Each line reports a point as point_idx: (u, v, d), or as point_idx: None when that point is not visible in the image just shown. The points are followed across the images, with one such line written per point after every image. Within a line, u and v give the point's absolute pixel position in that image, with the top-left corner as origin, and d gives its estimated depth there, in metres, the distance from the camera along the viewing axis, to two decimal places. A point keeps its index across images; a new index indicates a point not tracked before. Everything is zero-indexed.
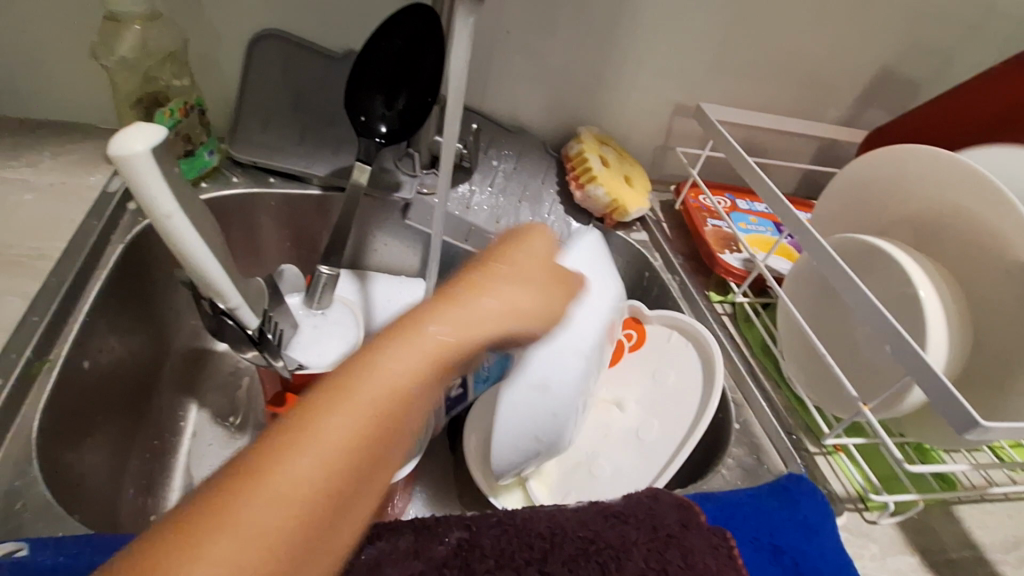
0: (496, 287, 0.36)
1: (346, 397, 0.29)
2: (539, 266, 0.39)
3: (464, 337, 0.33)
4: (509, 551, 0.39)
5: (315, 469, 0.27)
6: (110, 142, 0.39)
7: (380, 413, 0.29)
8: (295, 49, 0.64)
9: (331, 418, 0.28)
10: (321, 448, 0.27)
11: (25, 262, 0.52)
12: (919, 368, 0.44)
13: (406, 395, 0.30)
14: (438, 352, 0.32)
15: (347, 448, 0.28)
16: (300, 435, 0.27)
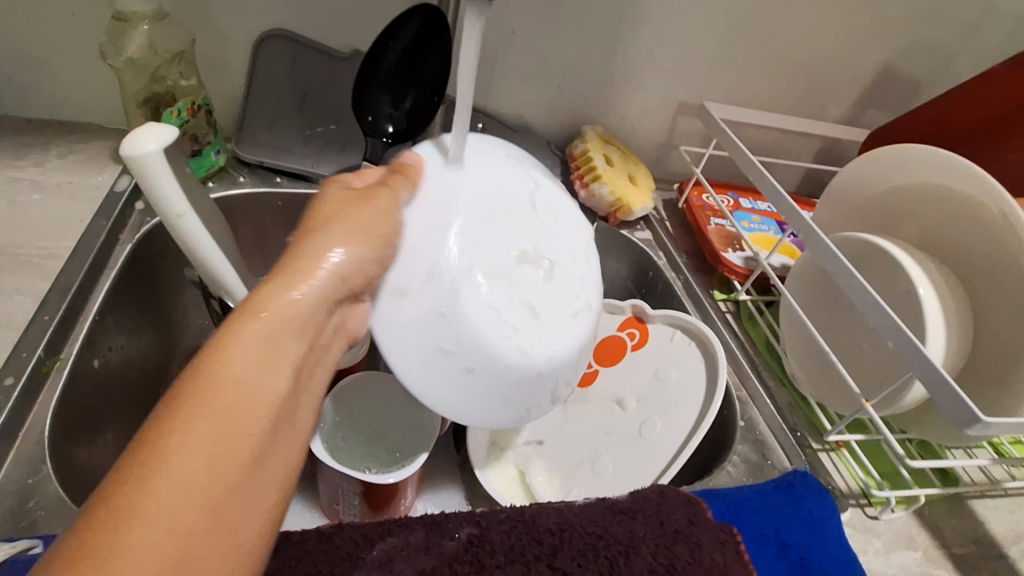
0: (324, 232, 0.36)
1: (203, 404, 0.26)
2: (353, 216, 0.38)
3: (294, 309, 0.31)
4: (519, 547, 0.40)
5: (197, 482, 0.24)
6: (123, 142, 0.40)
7: (235, 404, 0.27)
8: (300, 49, 0.64)
9: (195, 429, 0.25)
10: (186, 461, 0.24)
11: (35, 262, 0.53)
12: (922, 364, 0.44)
13: (255, 376, 0.28)
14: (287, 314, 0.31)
15: (223, 449, 0.25)
16: (159, 461, 0.24)
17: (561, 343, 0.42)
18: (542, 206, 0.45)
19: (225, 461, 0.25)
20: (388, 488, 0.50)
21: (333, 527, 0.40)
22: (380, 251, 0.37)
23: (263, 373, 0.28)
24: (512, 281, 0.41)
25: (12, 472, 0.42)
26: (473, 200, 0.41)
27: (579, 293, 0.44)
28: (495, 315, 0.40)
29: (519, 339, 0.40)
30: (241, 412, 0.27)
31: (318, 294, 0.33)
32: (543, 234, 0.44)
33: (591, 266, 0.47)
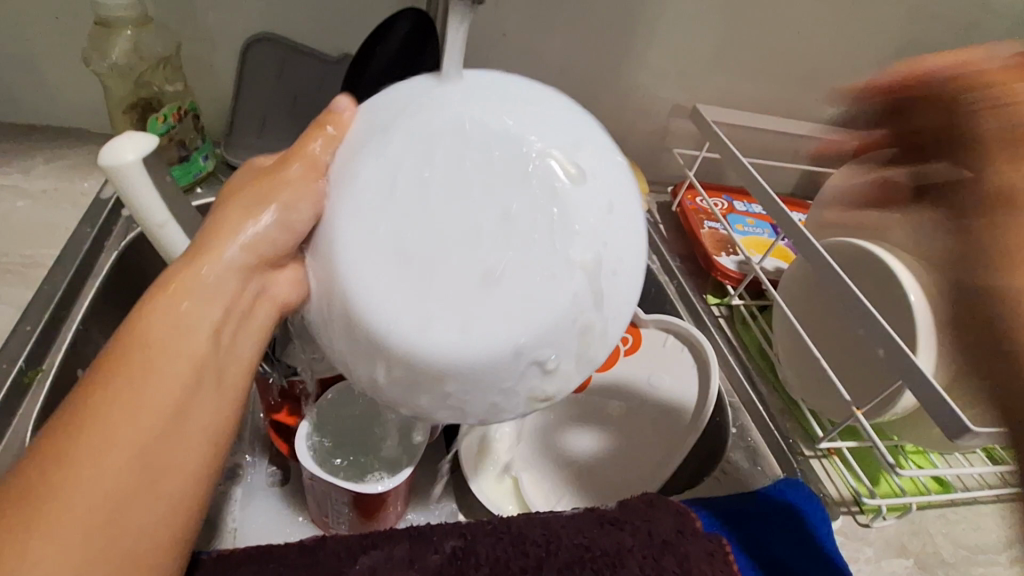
0: (230, 206, 0.37)
1: (105, 394, 0.30)
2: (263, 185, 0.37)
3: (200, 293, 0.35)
4: (504, 560, 0.39)
5: (98, 463, 0.29)
6: (102, 151, 0.39)
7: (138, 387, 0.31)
8: (290, 53, 0.64)
9: (98, 419, 0.30)
10: (95, 441, 0.29)
11: (19, 270, 0.52)
12: (913, 372, 0.44)
13: (156, 359, 0.32)
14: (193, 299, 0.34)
15: (127, 423, 0.30)
16: (66, 450, 0.29)
17: (501, 338, 0.31)
18: (505, 138, 0.32)
19: (125, 442, 0.30)
20: (376, 498, 0.50)
21: (315, 540, 0.39)
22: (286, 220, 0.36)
23: (165, 360, 0.32)
24: (435, 255, 0.31)
25: None
26: (390, 147, 0.32)
27: (540, 267, 0.31)
28: (405, 303, 0.31)
29: (437, 325, 0.31)
30: (140, 396, 0.31)
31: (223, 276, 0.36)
32: (492, 182, 0.31)
33: (576, 227, 0.32)
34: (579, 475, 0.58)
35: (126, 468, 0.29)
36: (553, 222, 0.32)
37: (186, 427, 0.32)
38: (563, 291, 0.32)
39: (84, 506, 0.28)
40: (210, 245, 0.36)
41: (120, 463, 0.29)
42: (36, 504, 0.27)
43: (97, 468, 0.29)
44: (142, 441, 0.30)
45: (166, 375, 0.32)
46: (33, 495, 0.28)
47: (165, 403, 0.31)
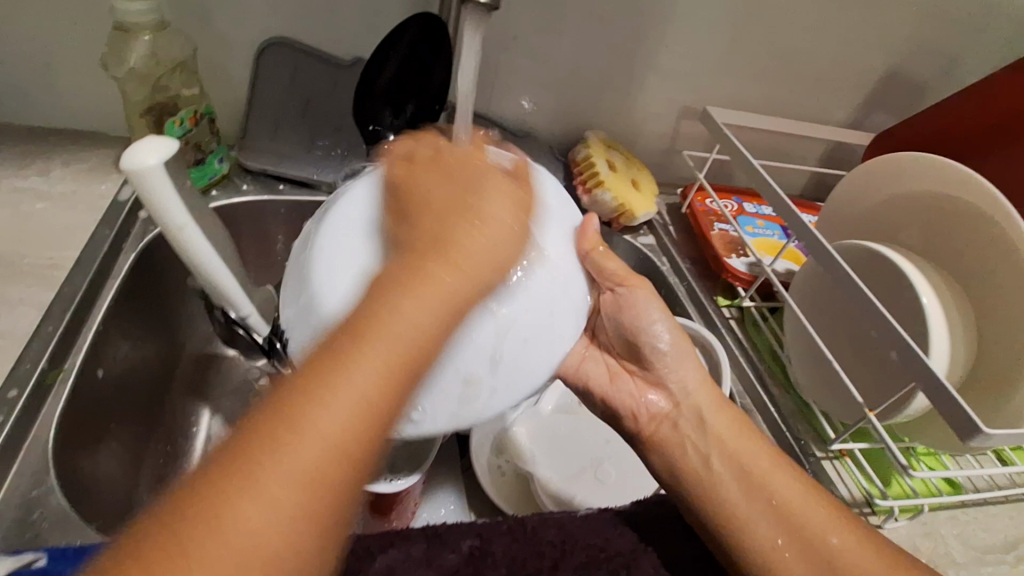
0: (469, 227, 0.34)
1: (345, 355, 0.29)
2: (495, 230, 0.35)
3: (430, 327, 0.31)
4: (522, 558, 0.40)
5: (321, 441, 0.27)
6: (123, 155, 0.40)
7: (359, 423, 0.28)
8: (303, 56, 0.64)
9: (330, 383, 0.28)
10: (298, 471, 0.26)
11: (40, 272, 0.53)
12: (925, 375, 0.44)
13: (381, 401, 0.29)
14: (450, 286, 0.32)
15: (331, 457, 0.27)
16: (299, 405, 0.27)
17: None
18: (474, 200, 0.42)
19: (343, 420, 0.28)
20: (392, 497, 0.50)
21: None
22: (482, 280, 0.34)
23: (385, 362, 0.29)
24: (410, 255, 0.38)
25: (16, 483, 0.42)
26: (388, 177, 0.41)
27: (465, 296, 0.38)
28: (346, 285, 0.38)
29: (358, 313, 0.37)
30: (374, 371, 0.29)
31: (476, 258, 0.34)
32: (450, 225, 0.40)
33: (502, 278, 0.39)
34: (590, 474, 0.57)
35: (339, 455, 0.27)
36: (515, 274, 0.38)
37: (382, 451, 0.29)
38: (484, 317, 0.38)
39: (295, 482, 0.26)
40: (459, 224, 0.34)
41: (335, 448, 0.27)
42: (262, 456, 0.26)
43: (316, 449, 0.27)
44: (362, 426, 0.28)
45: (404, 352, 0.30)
46: (247, 475, 0.26)
47: (342, 457, 0.27)
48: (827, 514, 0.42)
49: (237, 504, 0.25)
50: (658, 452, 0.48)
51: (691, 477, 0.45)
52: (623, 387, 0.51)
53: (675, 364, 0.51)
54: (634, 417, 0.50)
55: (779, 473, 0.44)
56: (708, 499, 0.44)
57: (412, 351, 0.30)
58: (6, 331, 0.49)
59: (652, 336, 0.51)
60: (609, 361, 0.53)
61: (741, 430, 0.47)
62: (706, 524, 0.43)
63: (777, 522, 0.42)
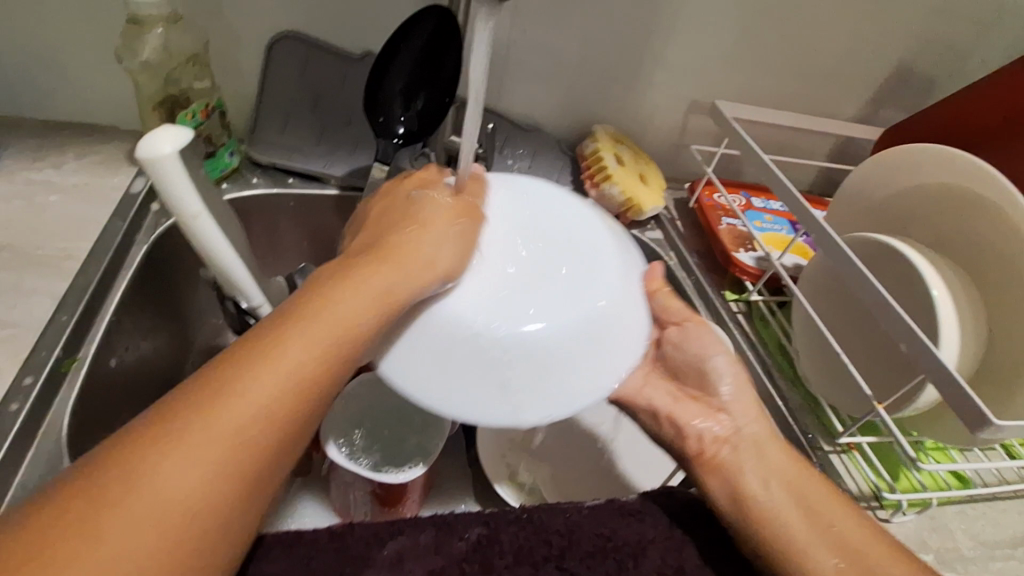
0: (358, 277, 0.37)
1: (230, 377, 0.31)
2: (381, 275, 0.37)
3: (306, 363, 0.33)
4: (527, 548, 0.40)
5: (201, 453, 0.29)
6: (139, 144, 0.40)
7: (235, 439, 0.30)
8: (314, 50, 0.65)
9: (221, 395, 0.31)
10: (177, 475, 0.28)
11: (54, 262, 0.54)
12: (936, 369, 0.44)
13: (261, 425, 0.31)
14: (335, 316, 0.35)
15: (201, 460, 0.29)
16: (188, 415, 0.30)
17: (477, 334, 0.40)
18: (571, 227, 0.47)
19: (223, 440, 0.30)
20: (399, 487, 0.50)
21: (343, 526, 0.40)
22: (367, 319, 0.36)
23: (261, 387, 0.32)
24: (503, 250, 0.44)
25: (31, 469, 0.43)
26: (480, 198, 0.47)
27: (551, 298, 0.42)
28: None
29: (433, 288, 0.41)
30: (260, 396, 0.31)
31: (358, 303, 0.36)
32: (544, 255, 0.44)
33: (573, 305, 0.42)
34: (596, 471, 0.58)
35: (219, 473, 0.29)
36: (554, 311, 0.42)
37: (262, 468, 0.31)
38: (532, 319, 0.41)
39: (175, 489, 0.28)
40: (356, 276, 0.37)
41: (215, 463, 0.29)
42: (145, 464, 0.28)
43: (197, 462, 0.29)
44: (244, 438, 0.30)
45: (290, 375, 0.32)
46: (129, 462, 0.28)
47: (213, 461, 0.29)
48: (885, 547, 0.41)
49: (124, 492, 0.27)
50: (719, 475, 0.46)
51: (754, 502, 0.44)
52: (687, 409, 0.50)
53: (738, 393, 0.51)
54: (698, 440, 0.49)
55: (837, 503, 0.43)
56: (766, 523, 0.42)
57: (300, 377, 0.33)
58: (22, 319, 0.49)
59: (713, 365, 0.52)
60: (673, 388, 0.52)
61: (796, 460, 0.46)
62: (768, 552, 0.42)
63: (838, 548, 0.41)
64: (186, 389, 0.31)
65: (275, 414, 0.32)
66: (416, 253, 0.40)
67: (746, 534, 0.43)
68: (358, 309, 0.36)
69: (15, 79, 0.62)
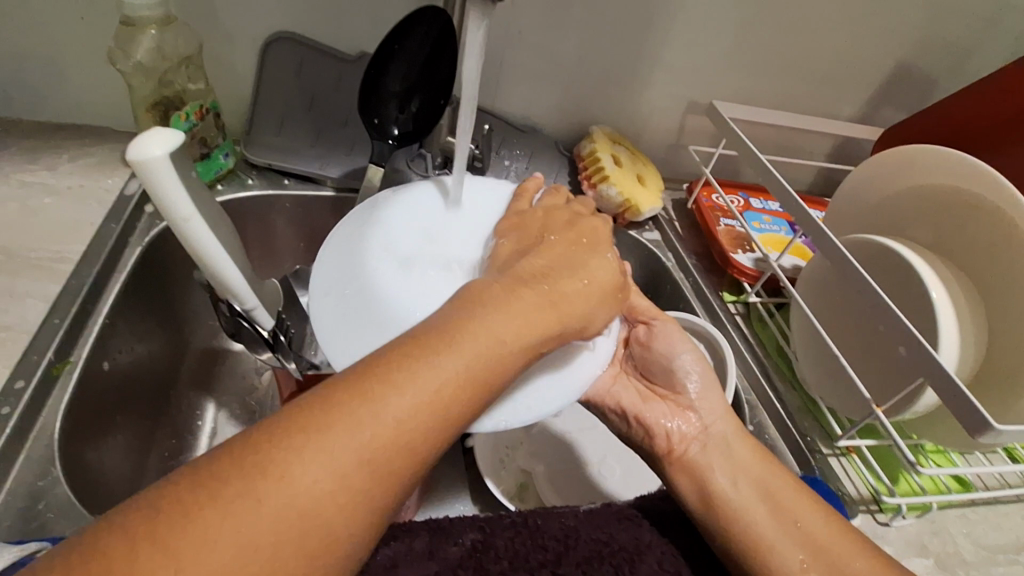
0: (508, 298, 0.33)
1: (371, 397, 0.28)
2: (537, 304, 0.33)
3: (450, 393, 0.29)
4: (523, 553, 0.40)
5: (330, 478, 0.26)
6: (129, 147, 0.40)
7: (365, 469, 0.27)
8: (309, 51, 0.65)
9: (355, 413, 0.27)
10: (297, 500, 0.25)
11: (47, 265, 0.54)
12: (936, 372, 0.43)
13: (393, 457, 0.28)
14: (489, 349, 0.31)
15: (325, 489, 0.26)
16: (321, 428, 0.26)
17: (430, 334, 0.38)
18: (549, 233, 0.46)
19: (355, 468, 0.26)
20: None
21: None
22: (518, 352, 0.32)
23: (396, 419, 0.28)
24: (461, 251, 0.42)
25: (22, 474, 0.42)
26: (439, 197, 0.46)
27: None
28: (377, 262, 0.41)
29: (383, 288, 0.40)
30: (398, 424, 0.28)
31: (511, 331, 0.32)
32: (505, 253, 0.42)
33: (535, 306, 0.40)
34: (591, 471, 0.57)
35: (344, 502, 0.26)
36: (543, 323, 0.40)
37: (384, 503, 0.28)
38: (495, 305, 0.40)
39: (300, 510, 0.25)
40: (509, 299, 0.33)
41: (339, 490, 0.26)
42: (270, 478, 0.25)
43: (326, 488, 0.26)
44: (372, 470, 0.27)
45: (433, 409, 0.29)
46: (256, 476, 0.25)
47: (339, 489, 0.26)
48: (852, 541, 0.41)
49: (250, 504, 0.24)
50: (688, 473, 0.45)
51: (722, 501, 0.43)
52: (656, 408, 0.49)
53: (708, 392, 0.49)
54: (667, 439, 0.47)
55: (802, 500, 0.43)
56: (735, 522, 0.42)
57: (438, 408, 0.29)
58: (14, 323, 0.49)
59: (680, 364, 0.50)
60: (643, 387, 0.51)
61: (765, 459, 0.45)
62: (735, 552, 0.42)
63: (803, 544, 0.41)
64: (319, 405, 0.27)
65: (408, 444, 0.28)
66: (574, 296, 0.35)
67: (712, 532, 0.43)
68: (509, 344, 0.31)
69: (8, 80, 0.62)
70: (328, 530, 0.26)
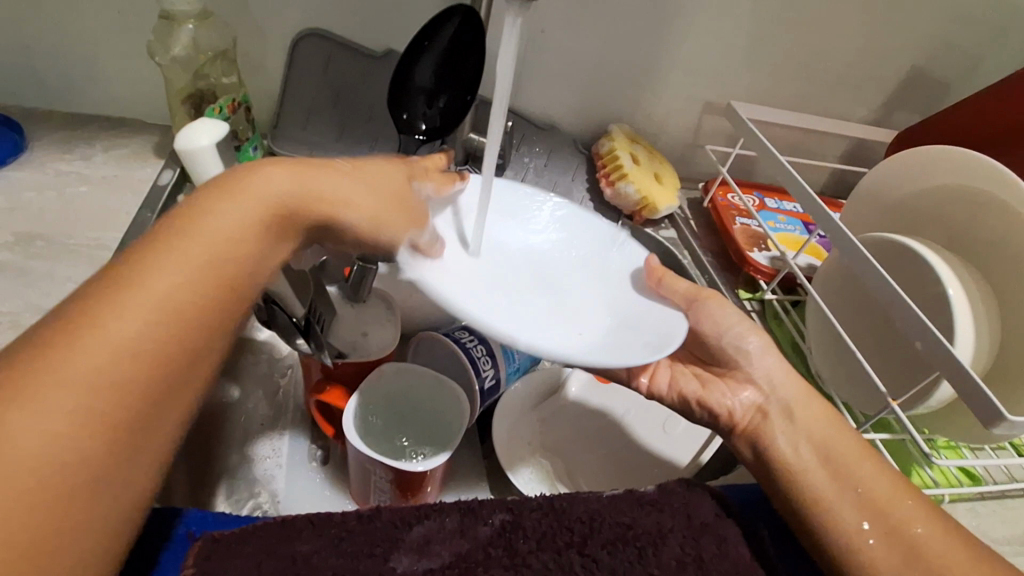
0: (208, 218, 0.37)
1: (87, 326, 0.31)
2: (243, 224, 0.37)
3: (170, 303, 0.33)
4: (550, 534, 0.41)
5: (71, 396, 0.29)
6: (177, 138, 0.42)
7: (107, 391, 0.30)
8: (337, 48, 0.66)
9: (87, 333, 0.31)
10: (36, 428, 0.28)
11: (86, 251, 0.55)
12: (951, 365, 0.45)
13: (132, 369, 0.31)
14: (213, 236, 0.36)
15: (68, 408, 0.29)
16: (54, 347, 0.30)
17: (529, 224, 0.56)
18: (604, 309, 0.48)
19: (92, 400, 0.29)
20: (418, 477, 0.50)
21: (371, 510, 0.41)
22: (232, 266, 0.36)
23: (125, 325, 0.31)
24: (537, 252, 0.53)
25: None
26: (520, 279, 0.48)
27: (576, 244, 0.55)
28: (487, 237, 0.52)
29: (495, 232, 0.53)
30: (132, 327, 0.32)
31: (210, 244, 0.36)
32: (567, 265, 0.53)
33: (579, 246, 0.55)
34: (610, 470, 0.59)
35: (89, 428, 0.29)
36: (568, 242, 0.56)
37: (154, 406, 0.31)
38: (572, 255, 0.54)
39: (42, 453, 0.28)
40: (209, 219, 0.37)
41: (91, 404, 0.29)
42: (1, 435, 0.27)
43: (67, 427, 0.28)
44: (116, 380, 0.30)
45: (167, 293, 0.33)
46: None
47: (82, 404, 0.29)
48: (910, 504, 0.43)
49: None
50: (748, 440, 0.48)
51: (780, 463, 0.45)
52: (718, 390, 0.51)
53: (759, 359, 0.51)
54: (729, 416, 0.49)
55: (861, 461, 0.45)
56: (796, 482, 0.44)
57: (161, 313, 0.33)
58: (57, 306, 0.51)
59: (732, 341, 0.52)
60: (700, 373, 0.53)
61: (834, 425, 0.47)
62: (792, 502, 0.44)
63: (863, 507, 0.42)
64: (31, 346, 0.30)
65: (145, 364, 0.31)
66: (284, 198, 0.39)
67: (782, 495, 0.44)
68: (234, 230, 0.37)
69: (45, 73, 0.64)
70: (83, 456, 0.29)
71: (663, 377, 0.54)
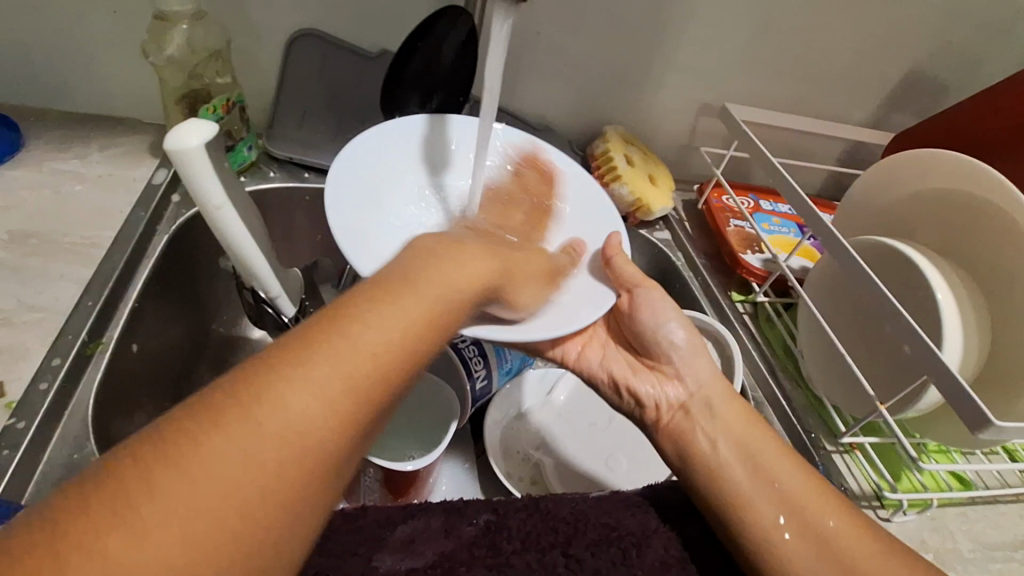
0: (420, 273, 0.35)
1: (299, 365, 0.28)
2: (450, 286, 0.35)
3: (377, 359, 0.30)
4: (534, 535, 0.41)
5: (273, 441, 0.26)
6: (167, 136, 0.42)
7: (302, 452, 0.27)
8: (330, 48, 0.66)
9: (324, 352, 0.29)
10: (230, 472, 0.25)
11: (79, 250, 0.56)
12: (941, 371, 0.44)
13: (327, 430, 0.28)
14: (436, 288, 0.34)
15: (254, 454, 0.26)
16: (283, 375, 0.27)
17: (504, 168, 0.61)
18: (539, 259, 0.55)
19: (282, 455, 0.26)
20: (407, 477, 0.50)
21: (356, 509, 0.41)
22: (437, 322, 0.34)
23: (334, 378, 0.28)
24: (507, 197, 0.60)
25: (60, 446, 0.44)
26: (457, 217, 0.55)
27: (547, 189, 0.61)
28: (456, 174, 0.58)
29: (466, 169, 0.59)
30: (327, 392, 0.28)
31: (424, 297, 0.33)
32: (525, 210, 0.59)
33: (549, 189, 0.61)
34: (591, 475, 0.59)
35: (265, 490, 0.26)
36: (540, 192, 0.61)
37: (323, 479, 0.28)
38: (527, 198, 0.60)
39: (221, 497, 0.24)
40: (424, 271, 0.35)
41: (283, 452, 0.26)
42: (190, 462, 0.24)
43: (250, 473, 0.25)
44: (324, 415, 0.28)
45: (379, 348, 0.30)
46: (176, 449, 0.24)
47: (274, 456, 0.26)
48: (825, 499, 0.43)
49: (192, 471, 0.24)
50: (672, 439, 0.48)
51: (701, 462, 0.46)
52: (645, 378, 0.52)
53: (691, 358, 0.52)
54: (655, 408, 0.51)
55: (782, 457, 0.45)
56: (717, 479, 0.44)
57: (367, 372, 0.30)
58: (49, 304, 0.51)
59: (667, 334, 0.52)
60: (631, 359, 0.54)
61: (751, 427, 0.47)
62: (714, 502, 0.44)
63: (778, 502, 0.42)
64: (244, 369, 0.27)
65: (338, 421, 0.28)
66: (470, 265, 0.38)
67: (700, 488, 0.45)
68: (446, 290, 0.35)
69: (42, 73, 0.64)
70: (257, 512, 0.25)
71: (594, 356, 0.55)
